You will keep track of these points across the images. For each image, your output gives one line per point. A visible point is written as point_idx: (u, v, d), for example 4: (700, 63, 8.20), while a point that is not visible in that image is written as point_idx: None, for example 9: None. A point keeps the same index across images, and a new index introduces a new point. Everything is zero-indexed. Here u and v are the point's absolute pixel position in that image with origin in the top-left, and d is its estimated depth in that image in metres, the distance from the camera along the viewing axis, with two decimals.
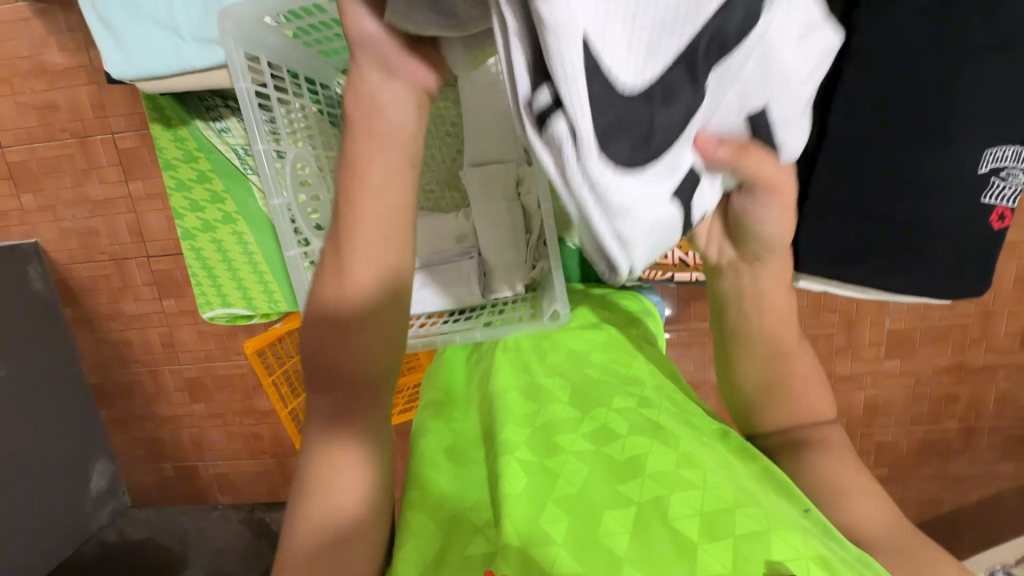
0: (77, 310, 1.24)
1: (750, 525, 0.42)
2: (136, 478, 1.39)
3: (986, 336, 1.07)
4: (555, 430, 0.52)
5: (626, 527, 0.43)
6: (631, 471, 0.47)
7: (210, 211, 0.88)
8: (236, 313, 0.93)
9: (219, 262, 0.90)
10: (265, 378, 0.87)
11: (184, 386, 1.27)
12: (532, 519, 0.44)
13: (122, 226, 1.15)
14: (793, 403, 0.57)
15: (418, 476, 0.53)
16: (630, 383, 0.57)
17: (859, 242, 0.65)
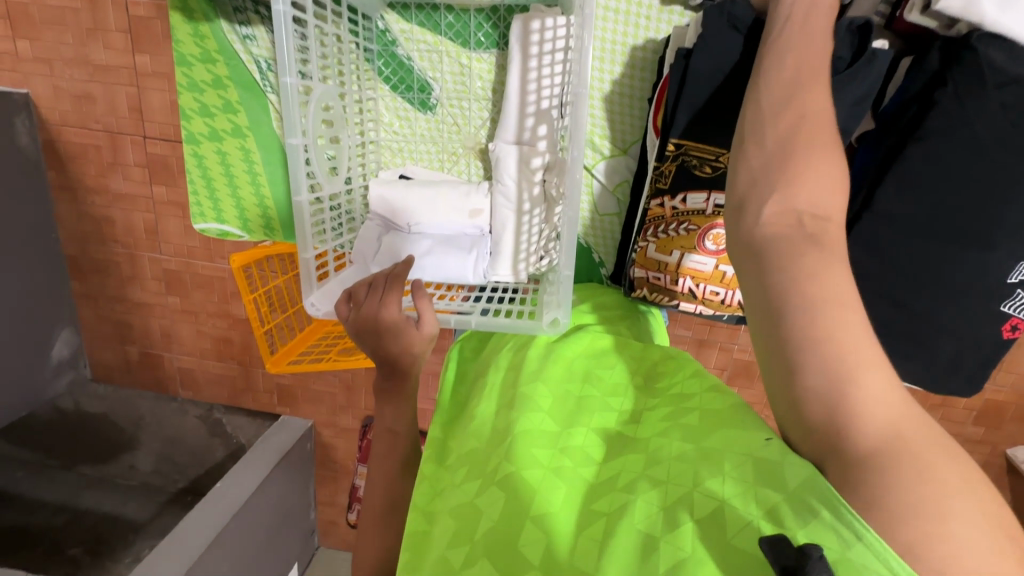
0: (61, 174, 1.19)
1: (705, 508, 0.43)
2: (98, 355, 1.38)
3: (948, 406, 1.10)
4: (530, 441, 0.54)
5: (596, 539, 0.45)
6: (602, 490, 0.49)
7: (219, 120, 0.83)
8: (229, 232, 0.91)
9: (221, 175, 0.87)
10: (247, 297, 0.86)
11: (162, 277, 1.25)
12: (515, 554, 0.46)
13: (121, 99, 1.09)
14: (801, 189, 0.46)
15: (419, 536, 0.53)
16: (615, 394, 0.60)
17: (887, 319, 0.72)
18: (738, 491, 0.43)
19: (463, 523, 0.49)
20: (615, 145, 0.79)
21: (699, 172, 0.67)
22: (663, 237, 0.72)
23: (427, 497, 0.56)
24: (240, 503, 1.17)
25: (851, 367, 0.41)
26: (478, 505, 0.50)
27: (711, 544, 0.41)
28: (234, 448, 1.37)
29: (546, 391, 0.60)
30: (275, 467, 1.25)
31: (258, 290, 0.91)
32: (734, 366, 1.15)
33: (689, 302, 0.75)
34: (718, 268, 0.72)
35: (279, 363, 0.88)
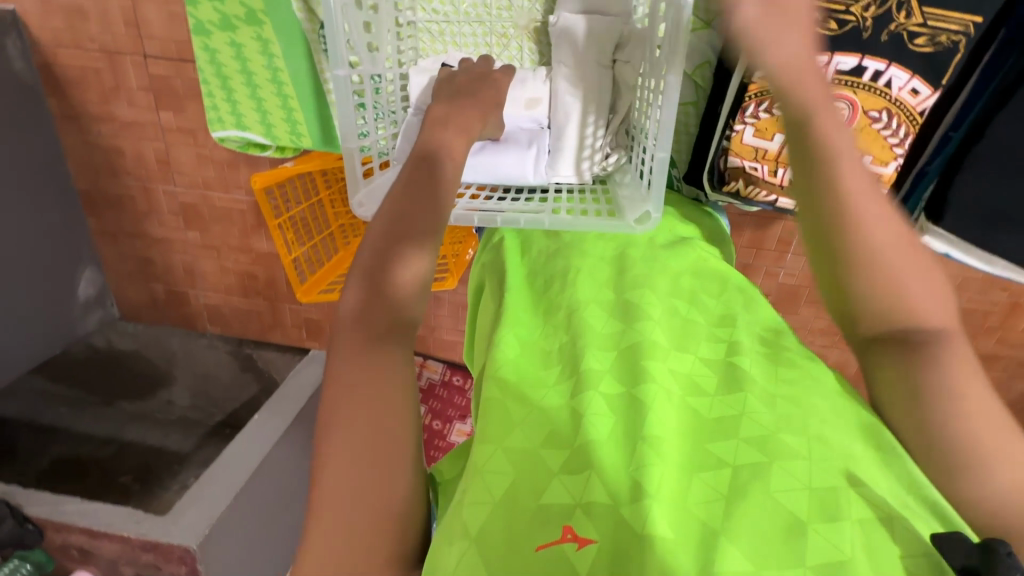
0: (63, 103, 1.11)
1: (863, 508, 0.39)
2: (125, 293, 1.38)
3: (1004, 327, 1.07)
4: (641, 355, 0.50)
5: (718, 490, 0.41)
6: (721, 432, 0.45)
7: (230, 4, 0.75)
8: (251, 140, 0.85)
9: (237, 72, 0.79)
10: (273, 222, 0.82)
11: (179, 211, 1.20)
12: (622, 470, 0.42)
13: (115, 13, 1.00)
14: (896, 283, 0.48)
15: (495, 403, 0.49)
16: (723, 324, 0.55)
17: (982, 212, 0.66)
18: (899, 498, 0.41)
19: (558, 428, 0.46)
20: (696, 17, 0.72)
21: (825, 28, 0.61)
22: (767, 117, 0.67)
23: (514, 379, 0.51)
24: (277, 434, 1.19)
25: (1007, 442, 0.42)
26: (585, 415, 0.46)
27: (876, 542, 0.38)
28: (265, 382, 1.35)
29: (657, 307, 0.56)
30: (310, 399, 1.26)
31: (282, 214, 0.87)
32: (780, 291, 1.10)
33: (788, 196, 0.71)
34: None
35: (311, 293, 0.86)
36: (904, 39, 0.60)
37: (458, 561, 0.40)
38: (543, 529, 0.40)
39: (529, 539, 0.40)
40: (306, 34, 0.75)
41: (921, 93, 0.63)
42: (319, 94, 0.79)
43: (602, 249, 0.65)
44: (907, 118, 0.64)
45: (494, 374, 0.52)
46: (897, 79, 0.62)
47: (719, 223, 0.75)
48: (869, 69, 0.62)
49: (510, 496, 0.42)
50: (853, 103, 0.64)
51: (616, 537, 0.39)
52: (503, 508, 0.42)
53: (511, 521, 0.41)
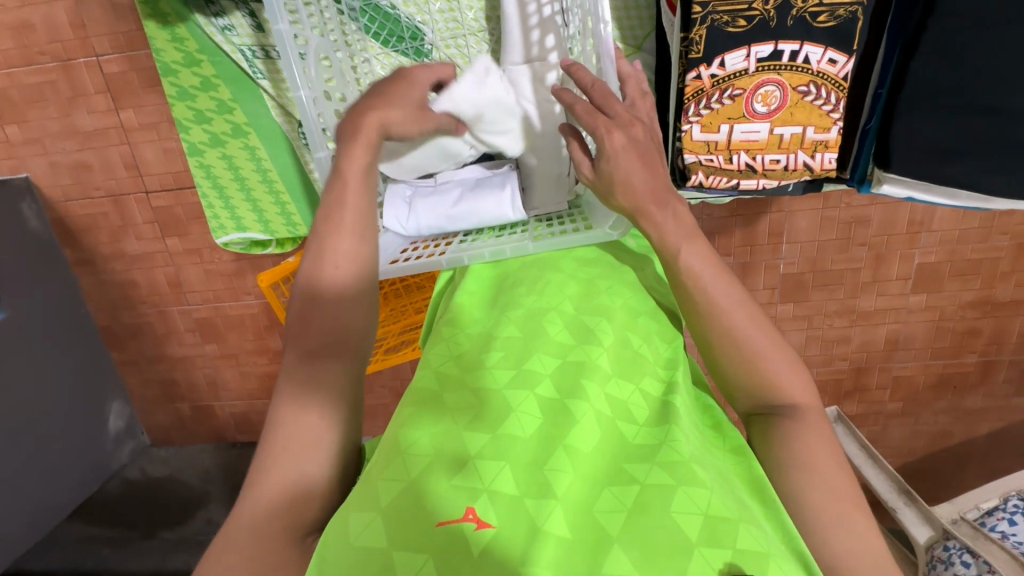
0: (78, 250, 1.19)
1: (750, 542, 0.43)
2: (153, 419, 1.39)
3: (1015, 271, 1.06)
4: (584, 374, 0.54)
5: (620, 501, 0.46)
6: (641, 456, 0.49)
7: (217, 123, 0.82)
8: (252, 238, 0.90)
9: (232, 181, 0.86)
10: (280, 313, 0.86)
11: (195, 327, 1.25)
12: (535, 471, 0.47)
13: (117, 160, 1.09)
14: (765, 381, 0.56)
15: (430, 402, 0.54)
16: (667, 366, 0.60)
17: (921, 157, 0.69)
18: (776, 542, 0.45)
19: (491, 412, 0.51)
20: (627, 45, 0.80)
21: (734, 27, 0.65)
22: (709, 113, 0.71)
23: (455, 372, 0.57)
24: None
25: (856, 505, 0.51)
26: (514, 409, 0.52)
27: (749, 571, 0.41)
28: None
29: (611, 336, 0.59)
30: None
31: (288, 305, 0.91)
32: (784, 282, 1.10)
33: (750, 178, 0.74)
34: (773, 133, 0.71)
35: None
36: (808, 20, 0.64)
37: (362, 527, 0.43)
38: (452, 498, 0.44)
39: (430, 516, 0.43)
40: (286, 132, 0.83)
41: (839, 61, 0.66)
42: (308, 185, 0.87)
43: (598, 275, 0.66)
44: (834, 87, 0.67)
45: (434, 367, 0.58)
46: (814, 55, 0.66)
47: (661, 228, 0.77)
48: (785, 52, 0.66)
49: (426, 473, 0.47)
50: (781, 83, 0.68)
51: (512, 526, 0.43)
52: (410, 489, 0.46)
53: (417, 495, 0.45)
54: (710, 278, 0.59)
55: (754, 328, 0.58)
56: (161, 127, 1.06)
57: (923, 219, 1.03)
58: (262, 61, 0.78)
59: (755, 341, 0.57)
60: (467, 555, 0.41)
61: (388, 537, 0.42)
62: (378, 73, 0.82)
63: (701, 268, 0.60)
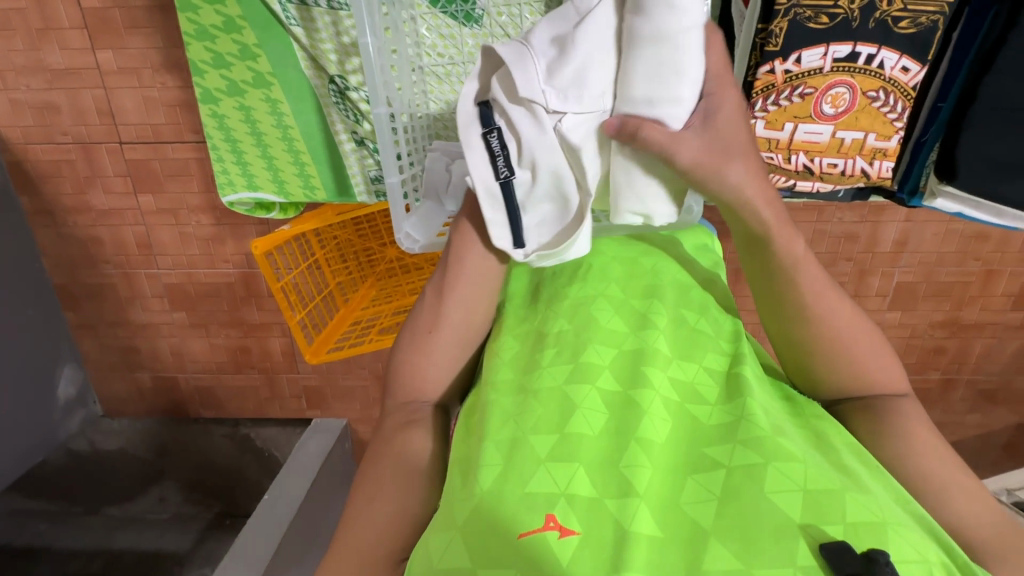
0: (34, 199, 1.09)
1: (859, 513, 0.42)
2: (108, 388, 1.30)
3: (984, 294, 1.12)
4: (642, 362, 0.53)
5: (711, 489, 0.45)
6: (722, 436, 0.49)
7: (237, 69, 0.77)
8: (262, 200, 0.86)
9: (247, 134, 0.81)
10: (275, 285, 0.80)
11: (163, 293, 1.17)
12: (611, 469, 0.46)
13: (89, 104, 1.00)
14: (857, 375, 0.58)
15: (499, 402, 0.53)
16: (732, 339, 0.59)
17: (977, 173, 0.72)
18: (894, 508, 0.45)
19: (554, 415, 0.50)
20: None
21: (816, 23, 0.68)
22: (775, 109, 0.74)
23: (512, 376, 0.56)
24: (290, 515, 1.10)
25: (943, 481, 0.54)
26: (577, 407, 0.50)
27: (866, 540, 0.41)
28: (267, 462, 1.30)
29: (664, 316, 0.58)
30: (320, 470, 1.20)
31: (284, 279, 0.86)
32: None
33: (805, 179, 0.79)
34: (836, 137, 0.75)
35: (318, 353, 0.84)
36: (890, 24, 0.68)
37: (442, 551, 0.43)
38: (532, 508, 0.44)
39: (512, 529, 0.42)
40: (314, 86, 0.77)
41: (912, 70, 0.70)
42: (332, 147, 0.82)
43: (636, 259, 0.65)
44: (902, 94, 0.71)
45: (491, 384, 0.56)
46: (888, 61, 0.70)
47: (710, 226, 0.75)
48: (862, 54, 0.69)
49: (499, 484, 0.46)
50: (852, 86, 0.71)
51: (596, 531, 0.42)
52: (493, 493, 0.45)
53: (495, 508, 0.44)
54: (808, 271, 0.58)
55: (850, 321, 0.57)
56: (144, 72, 0.97)
57: (907, 239, 1.07)
58: (295, 6, 0.71)
59: (847, 338, 0.57)
60: (554, 567, 0.40)
61: (472, 556, 0.42)
62: (423, 35, 0.71)
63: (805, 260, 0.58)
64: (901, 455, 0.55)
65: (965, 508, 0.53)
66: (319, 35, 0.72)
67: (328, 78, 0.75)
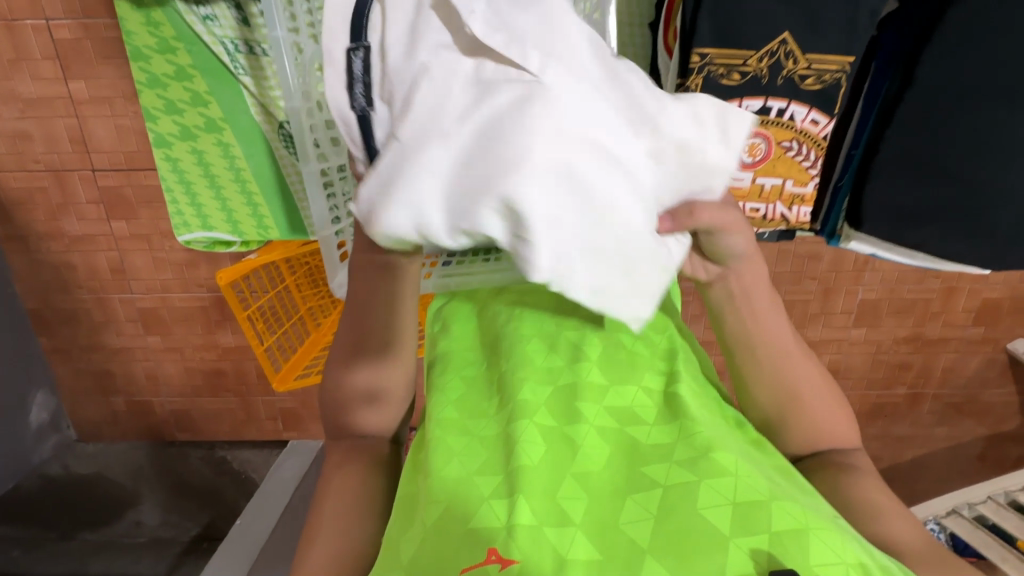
0: (8, 225, 1.09)
1: (783, 521, 0.45)
2: (82, 413, 1.29)
3: (945, 311, 1.15)
4: (578, 393, 0.56)
5: (647, 505, 0.47)
6: (658, 455, 0.51)
7: (189, 115, 0.79)
8: (217, 238, 0.87)
9: (200, 176, 0.83)
10: (240, 313, 0.81)
11: (137, 317, 1.17)
12: (551, 500, 0.47)
13: (62, 132, 1.01)
14: (815, 429, 0.60)
15: (440, 440, 0.54)
16: (664, 356, 0.61)
17: (899, 219, 0.74)
18: (825, 518, 0.47)
19: (494, 452, 0.51)
20: None
21: (728, 80, 0.68)
22: None
23: (455, 413, 0.57)
24: (263, 538, 1.08)
25: (876, 508, 0.56)
26: (518, 440, 0.51)
27: (788, 552, 0.43)
28: (243, 484, 1.30)
29: (597, 344, 0.60)
30: (294, 493, 1.18)
31: (250, 306, 0.87)
32: None
33: None
34: (756, 182, 0.76)
35: (286, 380, 0.83)
36: (797, 81, 0.68)
37: None
38: (474, 543, 0.45)
39: (454, 564, 0.44)
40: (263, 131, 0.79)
41: (822, 122, 0.72)
42: (282, 188, 0.83)
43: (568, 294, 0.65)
44: (814, 145, 0.73)
45: (436, 416, 0.57)
46: (799, 113, 0.71)
47: None
48: (774, 108, 0.70)
49: (441, 522, 0.47)
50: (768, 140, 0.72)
51: (535, 556, 0.43)
52: (437, 526, 0.47)
53: (440, 545, 0.45)
54: (775, 330, 0.60)
55: (809, 374, 0.61)
56: (116, 102, 0.99)
57: (868, 258, 1.10)
58: (244, 57, 0.73)
59: (811, 397, 0.60)
60: None
61: None
62: None
63: (771, 323, 0.60)
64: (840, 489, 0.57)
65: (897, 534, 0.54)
66: (268, 83, 0.75)
67: (278, 124, 0.77)
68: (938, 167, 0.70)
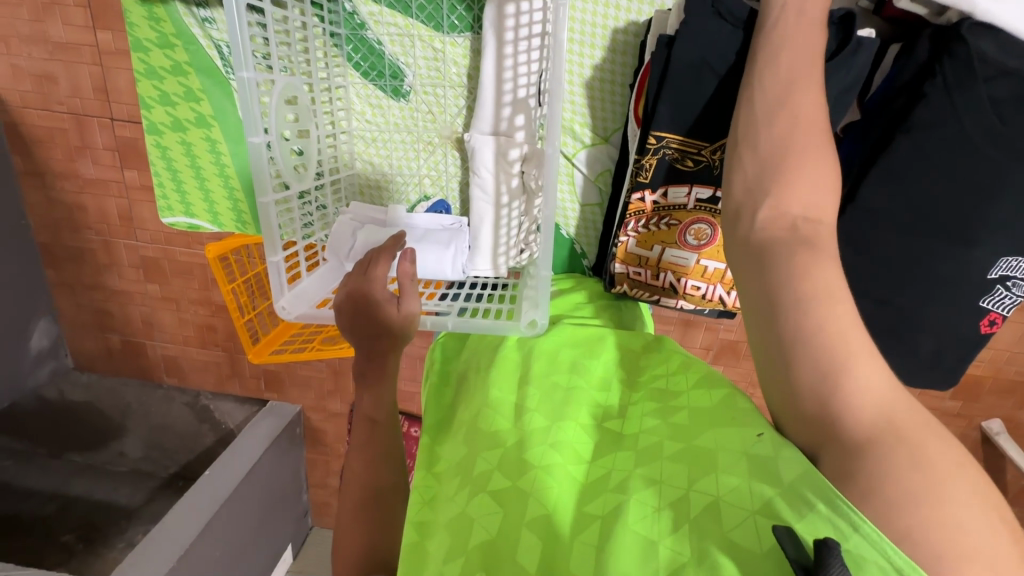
0: (30, 161, 1.14)
1: (703, 500, 0.45)
2: (82, 344, 1.36)
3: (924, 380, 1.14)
4: (524, 447, 0.55)
5: (593, 543, 0.46)
6: (594, 491, 0.51)
7: (181, 109, 0.82)
8: (199, 226, 0.91)
9: (187, 166, 0.86)
10: (226, 285, 0.84)
11: (139, 264, 1.22)
12: (509, 558, 0.46)
13: (86, 80, 1.04)
14: (806, 269, 0.46)
15: (413, 548, 0.52)
16: (604, 391, 0.62)
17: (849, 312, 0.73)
18: (741, 476, 0.46)
19: (456, 535, 0.49)
20: (596, 134, 0.79)
21: (681, 165, 0.67)
22: (644, 232, 0.73)
23: (420, 501, 0.57)
24: (229, 492, 1.16)
25: (845, 352, 0.43)
26: (472, 518, 0.50)
27: (703, 535, 0.43)
28: (223, 433, 1.39)
29: (535, 395, 0.61)
30: (266, 452, 1.25)
31: (237, 279, 0.90)
32: (719, 345, 1.14)
33: (670, 296, 0.77)
34: (699, 264, 0.73)
35: (263, 354, 0.87)
36: None
37: None
38: None
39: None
40: None
41: None
42: None
43: (508, 352, 0.67)
44: None
45: (416, 517, 0.55)
46: None
47: (642, 312, 0.80)
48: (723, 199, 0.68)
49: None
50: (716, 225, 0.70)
51: None
52: None
53: None
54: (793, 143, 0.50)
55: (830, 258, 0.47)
56: None
57: None
58: None
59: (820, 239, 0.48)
60: None
61: None
62: (353, 101, 0.79)
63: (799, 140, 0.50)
64: (807, 316, 0.45)
65: (876, 386, 0.42)
66: None
67: None
68: (869, 290, 0.69)
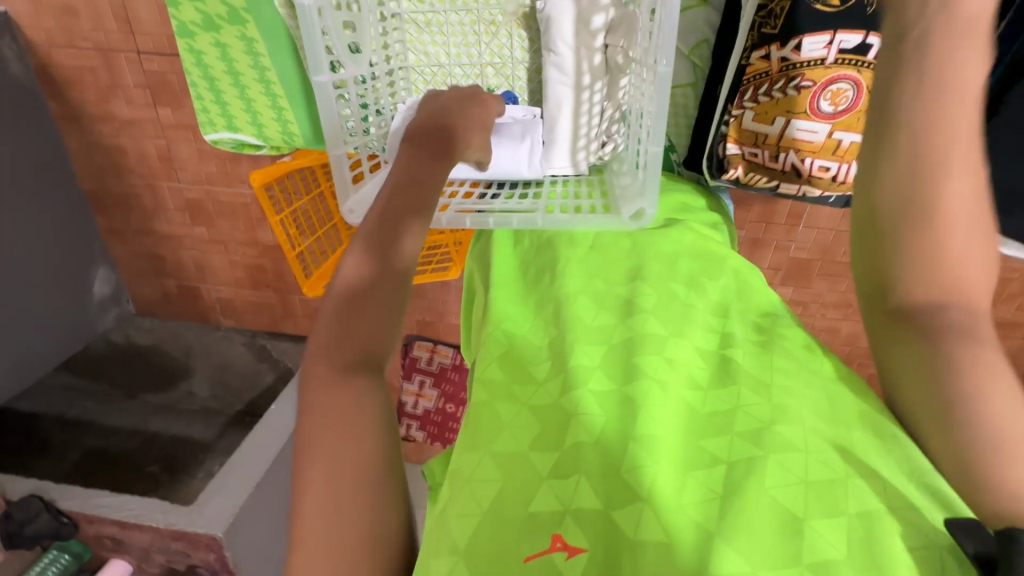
0: (65, 105, 1.11)
1: (867, 501, 0.39)
2: (142, 290, 1.39)
3: None
4: (635, 351, 0.51)
5: (715, 490, 0.41)
6: (717, 428, 0.46)
7: (211, 4, 0.76)
8: (243, 140, 0.88)
9: (224, 73, 0.81)
10: (273, 217, 0.81)
11: (185, 207, 1.21)
12: (616, 467, 0.43)
13: (107, 10, 0.98)
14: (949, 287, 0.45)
15: (482, 406, 0.50)
16: (722, 318, 0.56)
17: None
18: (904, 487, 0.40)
19: (548, 425, 0.47)
20: None
21: (823, 6, 0.59)
22: (767, 100, 0.65)
23: (503, 375, 0.52)
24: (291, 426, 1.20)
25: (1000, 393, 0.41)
26: (577, 409, 0.47)
27: (876, 533, 0.38)
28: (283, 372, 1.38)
29: (651, 298, 0.56)
30: None
31: (284, 211, 0.87)
32: (790, 264, 1.06)
33: (790, 181, 0.69)
34: (832, 137, 0.65)
35: (317, 286, 0.85)
36: None
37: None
38: (536, 529, 0.40)
39: (518, 550, 0.39)
40: (287, 30, 0.75)
41: None
42: (308, 94, 0.80)
43: (616, 240, 0.65)
44: None
45: (480, 376, 0.53)
46: None
47: (720, 206, 0.76)
48: (873, 45, 0.60)
49: (498, 506, 0.42)
50: (856, 83, 0.62)
51: (606, 553, 0.39)
52: (495, 509, 0.42)
53: (498, 531, 0.41)
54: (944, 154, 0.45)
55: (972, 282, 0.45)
56: None
57: None
58: None
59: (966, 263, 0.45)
60: None
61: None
62: None
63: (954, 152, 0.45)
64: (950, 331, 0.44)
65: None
66: None
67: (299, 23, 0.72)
68: None
